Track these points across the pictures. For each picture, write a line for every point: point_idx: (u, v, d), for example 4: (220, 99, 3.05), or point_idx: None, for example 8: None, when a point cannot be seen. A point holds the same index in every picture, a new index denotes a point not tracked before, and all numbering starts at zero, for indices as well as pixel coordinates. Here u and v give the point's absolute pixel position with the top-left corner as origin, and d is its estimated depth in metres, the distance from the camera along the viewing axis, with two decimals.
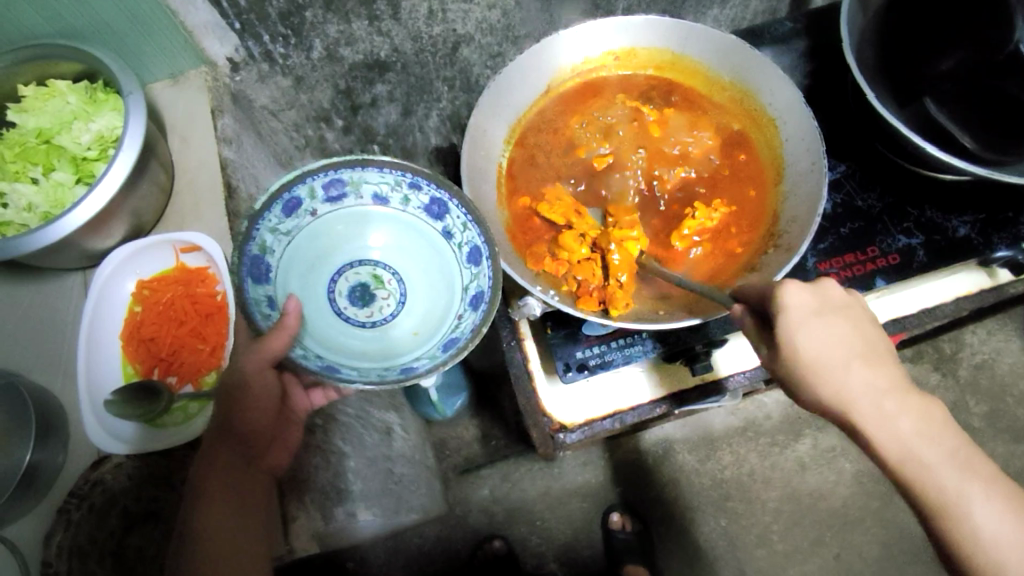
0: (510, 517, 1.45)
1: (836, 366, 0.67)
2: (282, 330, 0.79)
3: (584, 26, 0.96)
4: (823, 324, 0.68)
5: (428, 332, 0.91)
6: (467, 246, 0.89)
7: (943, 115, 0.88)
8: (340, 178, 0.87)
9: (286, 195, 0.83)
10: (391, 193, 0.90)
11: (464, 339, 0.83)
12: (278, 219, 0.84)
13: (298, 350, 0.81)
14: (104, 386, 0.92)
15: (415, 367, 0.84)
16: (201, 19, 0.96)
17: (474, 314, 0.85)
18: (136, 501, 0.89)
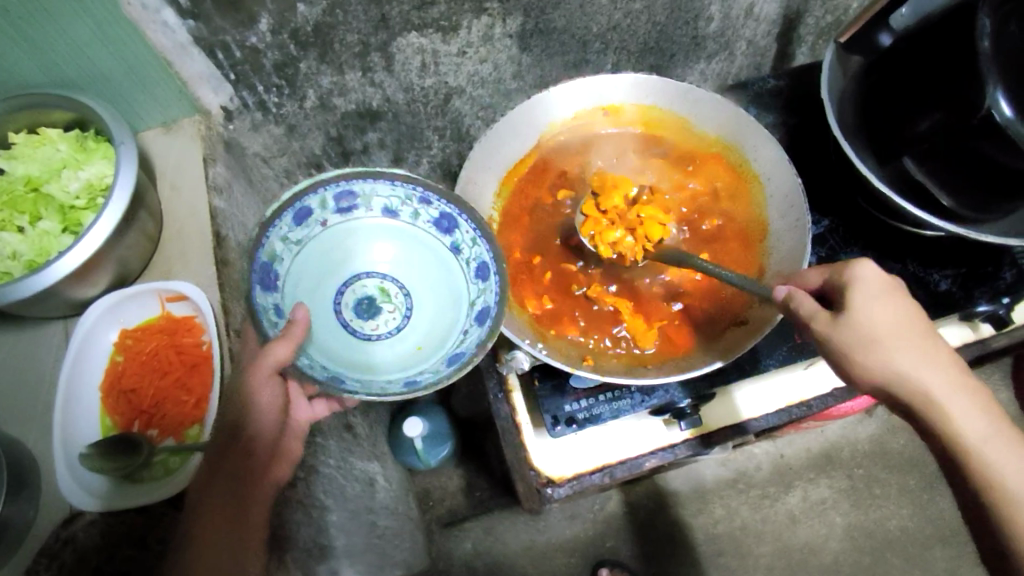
0: (494, 571, 1.42)
1: (891, 344, 0.72)
2: (286, 337, 0.79)
3: (573, 83, 0.98)
4: (880, 303, 0.73)
5: (431, 347, 0.91)
6: (475, 261, 0.90)
7: (922, 173, 0.90)
8: (351, 190, 0.88)
9: (298, 203, 0.85)
10: (401, 207, 0.92)
11: (468, 353, 0.84)
12: (289, 228, 0.86)
13: (303, 359, 0.83)
14: (79, 438, 0.90)
15: (419, 379, 0.85)
16: (197, 70, 0.97)
17: (479, 328, 0.86)
18: (110, 561, 0.83)
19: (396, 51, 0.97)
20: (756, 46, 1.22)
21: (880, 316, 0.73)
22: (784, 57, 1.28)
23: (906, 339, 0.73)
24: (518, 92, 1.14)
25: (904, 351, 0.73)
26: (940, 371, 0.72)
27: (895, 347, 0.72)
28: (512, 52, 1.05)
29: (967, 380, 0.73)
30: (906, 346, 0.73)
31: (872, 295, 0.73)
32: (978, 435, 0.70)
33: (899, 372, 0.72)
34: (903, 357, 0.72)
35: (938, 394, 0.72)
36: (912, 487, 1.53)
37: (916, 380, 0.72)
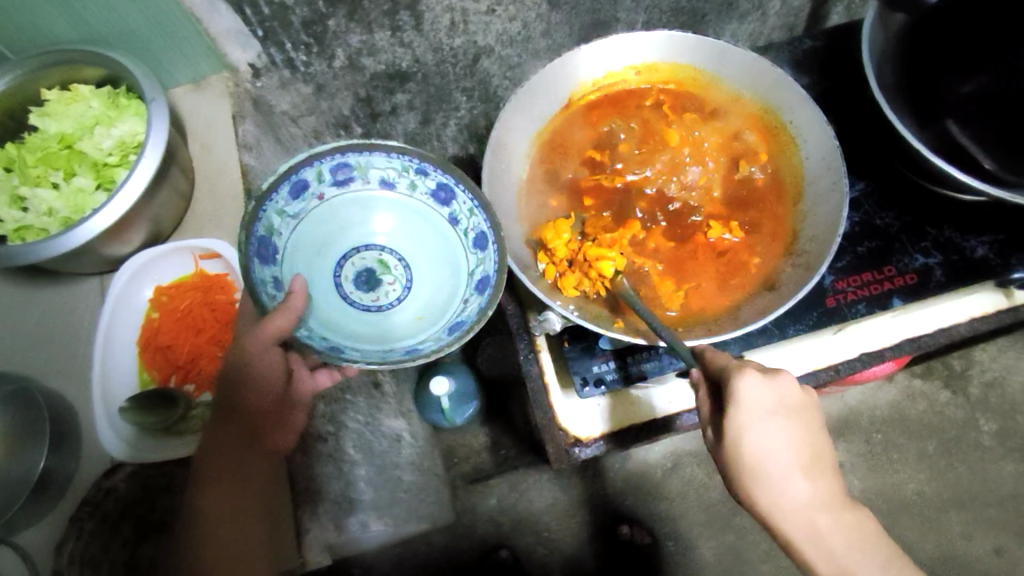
0: (517, 526, 1.44)
1: (777, 476, 0.71)
2: (285, 309, 0.81)
3: (606, 40, 0.96)
4: (771, 427, 0.70)
5: (432, 318, 0.93)
6: (473, 231, 0.91)
7: (966, 136, 0.88)
8: (347, 163, 0.90)
9: (293, 176, 0.86)
10: (398, 178, 0.93)
11: (471, 320, 0.86)
12: (285, 201, 0.87)
13: (303, 331, 0.84)
14: (118, 393, 0.93)
15: (420, 348, 0.87)
16: (226, 27, 0.96)
17: (480, 297, 0.88)
18: (151, 510, 0.88)
19: (425, 9, 0.96)
20: (791, 6, 1.19)
21: (760, 445, 0.70)
22: (819, 18, 1.25)
23: (791, 468, 0.71)
24: (547, 52, 1.12)
25: (787, 481, 0.71)
26: (817, 497, 0.71)
27: (768, 479, 0.71)
28: (542, 11, 1.03)
29: (842, 505, 0.72)
30: (791, 473, 0.71)
31: (754, 415, 0.70)
32: (850, 570, 0.69)
33: (776, 505, 0.71)
34: (783, 488, 0.71)
35: (807, 527, 0.70)
36: (930, 451, 1.55)
37: (788, 514, 0.71)
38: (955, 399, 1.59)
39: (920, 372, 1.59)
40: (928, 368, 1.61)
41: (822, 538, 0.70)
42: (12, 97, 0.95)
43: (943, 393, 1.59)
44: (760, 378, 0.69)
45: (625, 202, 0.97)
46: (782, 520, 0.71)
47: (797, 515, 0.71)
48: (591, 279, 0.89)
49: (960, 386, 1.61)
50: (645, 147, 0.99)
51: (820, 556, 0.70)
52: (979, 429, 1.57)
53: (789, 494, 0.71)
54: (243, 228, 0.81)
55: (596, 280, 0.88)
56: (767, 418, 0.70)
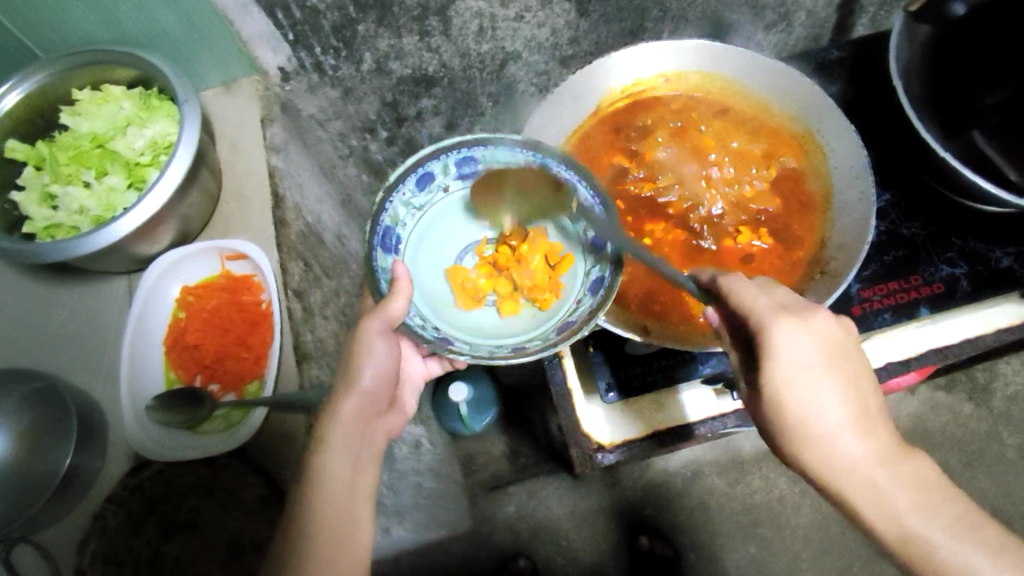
0: (536, 536, 1.44)
1: (818, 437, 0.65)
2: (400, 292, 0.74)
3: (636, 48, 0.97)
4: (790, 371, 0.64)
5: (545, 315, 0.82)
6: (594, 227, 0.80)
7: (990, 148, 0.90)
8: (472, 157, 0.80)
9: (422, 167, 0.78)
10: (524, 171, 0.82)
11: (582, 320, 0.76)
12: (411, 193, 0.80)
13: (414, 317, 0.77)
14: (147, 390, 0.93)
15: (527, 346, 0.77)
16: (257, 30, 0.97)
17: (593, 299, 0.77)
18: (176, 509, 0.88)
19: (454, 15, 0.97)
20: (816, 17, 1.19)
21: (802, 401, 0.65)
22: (843, 28, 1.25)
23: (820, 426, 0.65)
24: (574, 60, 1.13)
25: (835, 440, 0.65)
26: (874, 452, 0.65)
27: (832, 440, 0.65)
28: (569, 18, 1.04)
29: (923, 475, 0.65)
30: (844, 431, 0.65)
31: (790, 361, 0.64)
32: (940, 547, 0.63)
33: (819, 466, 0.66)
34: (818, 447, 0.65)
35: (860, 480, 0.64)
36: (953, 465, 1.54)
37: (869, 485, 0.64)
38: (979, 411, 1.58)
39: (943, 384, 1.58)
40: (951, 381, 1.60)
41: (869, 502, 0.64)
42: (44, 96, 0.96)
43: (966, 406, 1.58)
44: (793, 326, 0.65)
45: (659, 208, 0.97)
46: (841, 484, 0.65)
47: (857, 481, 0.64)
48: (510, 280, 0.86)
49: (983, 399, 1.59)
50: (676, 156, 1.00)
51: (895, 528, 0.64)
52: (1002, 442, 1.56)
53: (834, 456, 0.65)
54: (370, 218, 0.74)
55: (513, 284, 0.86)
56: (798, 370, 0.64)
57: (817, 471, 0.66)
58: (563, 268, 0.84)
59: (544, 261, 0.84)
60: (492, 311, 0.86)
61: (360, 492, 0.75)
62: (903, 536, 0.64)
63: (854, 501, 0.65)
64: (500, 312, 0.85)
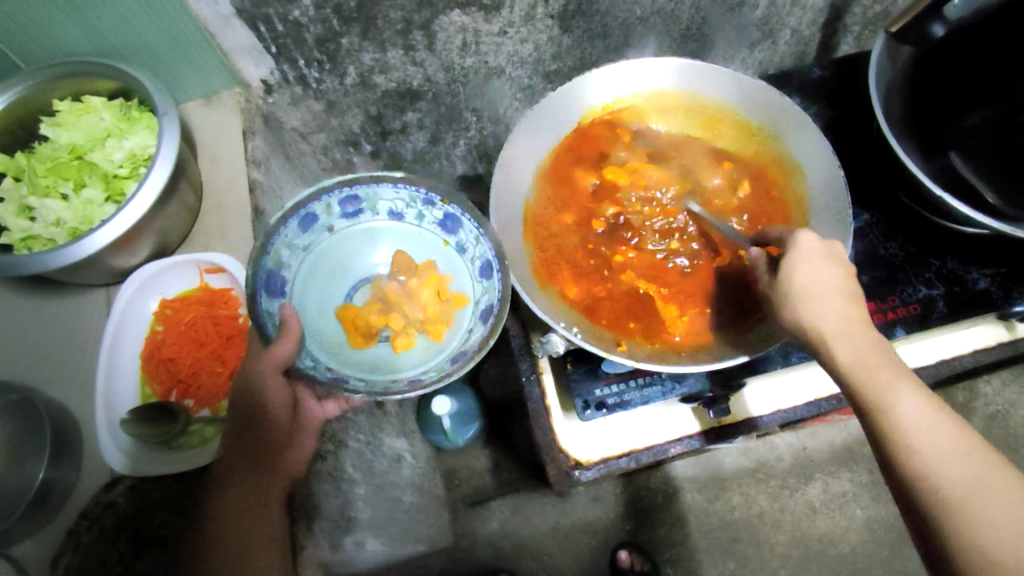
0: (517, 551, 1.43)
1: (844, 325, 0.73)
2: (287, 336, 0.78)
3: (615, 66, 0.97)
4: (820, 266, 0.75)
5: (439, 345, 0.90)
6: (479, 260, 0.91)
7: (967, 170, 0.88)
8: (355, 195, 0.90)
9: (303, 210, 0.87)
10: (406, 209, 0.93)
11: (473, 348, 0.85)
12: (294, 234, 0.88)
13: (307, 359, 0.83)
14: (121, 404, 0.93)
15: (422, 378, 0.86)
16: (238, 42, 0.97)
17: (483, 327, 0.86)
18: (147, 525, 0.88)
19: (438, 30, 0.96)
20: (801, 35, 1.19)
21: (813, 281, 0.74)
22: (827, 47, 1.25)
23: (823, 294, 0.74)
24: (557, 74, 1.13)
25: (823, 301, 0.74)
26: (848, 328, 0.73)
27: (813, 305, 0.74)
28: (553, 34, 1.03)
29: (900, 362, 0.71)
30: (827, 302, 0.74)
31: (809, 257, 0.75)
32: (907, 420, 0.66)
33: (806, 318, 0.74)
34: (810, 307, 0.73)
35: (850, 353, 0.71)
36: None
37: (852, 348, 0.71)
38: None
39: None
40: None
41: (860, 363, 0.70)
42: (23, 107, 0.95)
43: None
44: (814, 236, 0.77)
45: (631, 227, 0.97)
46: (822, 328, 0.73)
47: (846, 352, 0.71)
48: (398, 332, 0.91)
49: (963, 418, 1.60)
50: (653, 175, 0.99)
51: (875, 391, 0.68)
52: None
53: (827, 314, 0.73)
54: (250, 259, 0.81)
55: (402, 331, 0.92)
56: (817, 258, 0.75)
57: (801, 323, 0.74)
58: (454, 302, 0.92)
59: (434, 292, 0.93)
60: (386, 346, 0.92)
61: (256, 527, 0.80)
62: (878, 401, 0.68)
63: (837, 362, 0.72)
64: (392, 346, 0.91)
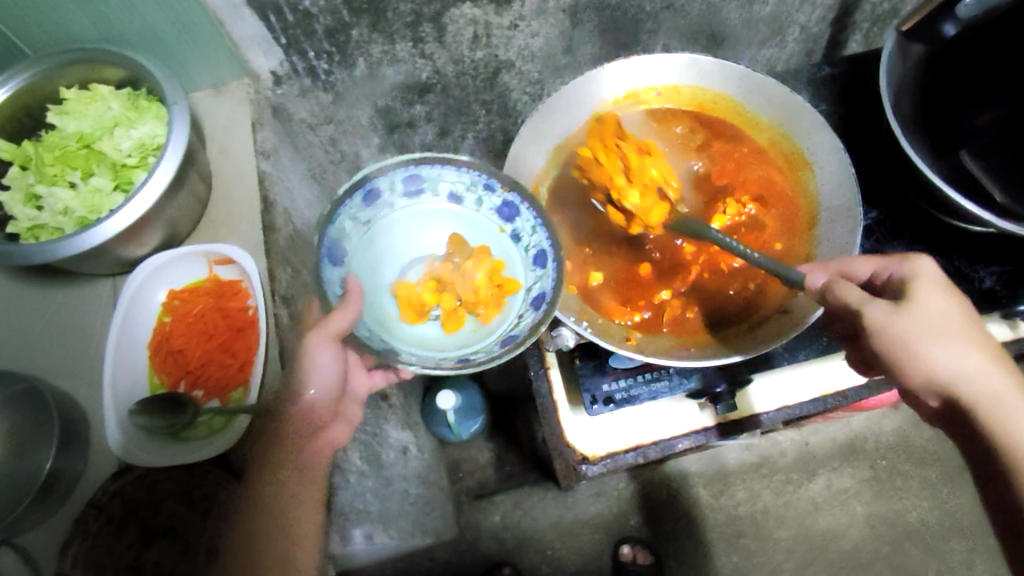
0: (520, 543, 1.43)
1: (968, 360, 0.70)
2: (347, 306, 0.80)
3: (628, 61, 0.97)
4: (939, 297, 0.72)
5: (488, 329, 0.90)
6: (534, 248, 0.91)
7: (977, 167, 0.88)
8: (419, 175, 0.91)
9: (368, 184, 0.88)
10: (466, 194, 0.93)
11: (523, 335, 0.84)
12: (357, 208, 0.89)
13: (365, 329, 0.84)
14: (129, 396, 0.92)
15: (471, 357, 0.85)
16: (248, 32, 0.96)
17: (535, 313, 0.86)
18: (155, 515, 0.90)
19: (448, 22, 0.96)
20: (810, 32, 1.20)
21: (940, 312, 0.71)
22: (836, 45, 1.25)
23: (960, 335, 0.71)
24: (567, 69, 1.12)
25: (949, 340, 0.70)
26: (977, 364, 0.70)
27: (942, 342, 0.70)
28: (563, 28, 1.03)
29: None
30: (955, 337, 0.71)
31: (931, 289, 0.72)
32: None
33: (935, 366, 0.70)
34: (940, 354, 0.70)
35: (985, 389, 0.69)
36: (934, 479, 1.52)
37: (1004, 404, 0.68)
38: None
39: None
40: None
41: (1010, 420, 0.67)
42: (31, 94, 0.95)
43: None
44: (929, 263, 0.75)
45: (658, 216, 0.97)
46: (966, 379, 0.70)
47: (992, 405, 0.69)
48: (450, 313, 0.92)
49: None
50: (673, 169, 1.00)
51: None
52: None
53: (962, 361, 0.70)
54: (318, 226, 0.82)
55: (453, 310, 0.92)
56: (938, 290, 0.72)
57: (939, 370, 0.70)
58: (506, 287, 0.91)
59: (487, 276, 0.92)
60: (434, 326, 0.92)
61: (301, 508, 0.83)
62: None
63: (983, 415, 0.69)
64: (441, 326, 0.92)
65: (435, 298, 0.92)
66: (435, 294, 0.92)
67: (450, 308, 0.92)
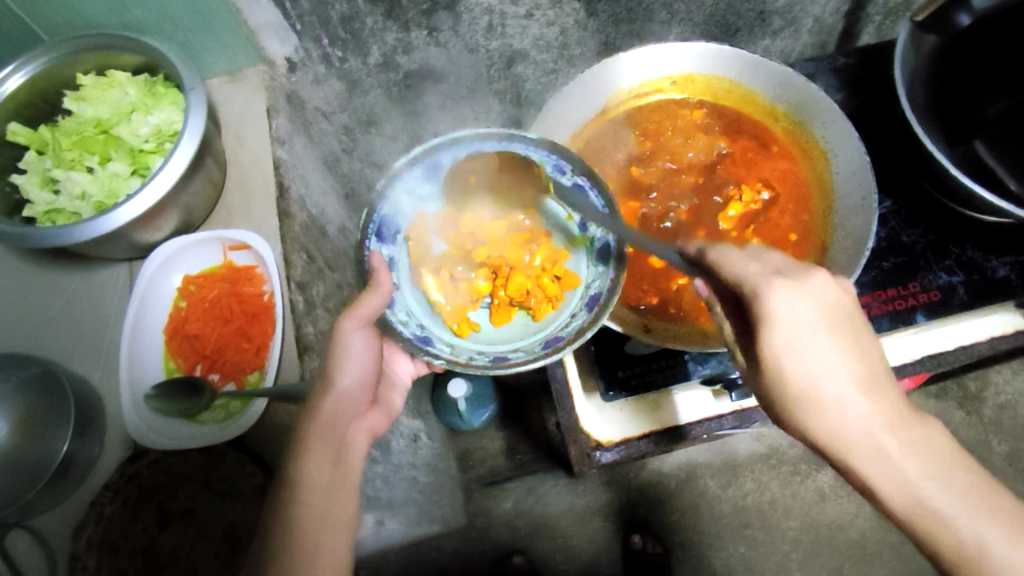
0: (534, 531, 1.44)
1: (828, 415, 0.63)
2: (378, 289, 0.76)
3: (645, 49, 0.97)
4: (803, 345, 0.63)
5: (539, 324, 0.84)
6: (599, 241, 0.84)
7: (992, 157, 0.89)
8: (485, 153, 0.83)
9: (428, 157, 0.81)
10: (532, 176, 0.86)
11: (569, 336, 0.79)
12: (416, 183, 0.82)
13: (399, 314, 0.80)
14: (146, 379, 0.94)
15: (510, 356, 0.80)
16: (264, 20, 0.97)
17: (587, 314, 0.80)
18: (173, 497, 0.91)
19: (464, 10, 0.96)
20: (823, 24, 1.20)
21: (792, 361, 0.63)
22: (849, 36, 1.25)
23: (831, 388, 0.63)
24: (582, 59, 1.12)
25: (832, 400, 0.62)
26: (855, 417, 0.62)
27: (805, 401, 0.63)
28: (579, 17, 1.03)
29: (977, 487, 0.60)
30: (850, 395, 0.62)
31: (789, 326, 0.63)
32: (1002, 556, 0.57)
33: (813, 426, 0.64)
34: (813, 414, 0.63)
35: (856, 447, 0.62)
36: None
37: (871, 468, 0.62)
38: (969, 420, 1.52)
39: (934, 392, 1.53)
40: (943, 389, 1.54)
41: (892, 492, 0.61)
42: (47, 80, 0.95)
43: (957, 414, 1.53)
44: (791, 290, 0.63)
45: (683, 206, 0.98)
46: (851, 437, 0.62)
47: (885, 468, 0.61)
48: (500, 306, 0.85)
49: (973, 408, 1.54)
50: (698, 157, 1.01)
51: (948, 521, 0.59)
52: (991, 450, 1.50)
53: (833, 418, 0.63)
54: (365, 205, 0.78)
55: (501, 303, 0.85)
56: (800, 339, 0.63)
57: (818, 432, 0.64)
58: (566, 282, 0.84)
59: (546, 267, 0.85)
60: (484, 314, 0.87)
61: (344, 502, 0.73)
62: (938, 517, 0.59)
63: (864, 480, 0.63)
64: (490, 316, 0.86)
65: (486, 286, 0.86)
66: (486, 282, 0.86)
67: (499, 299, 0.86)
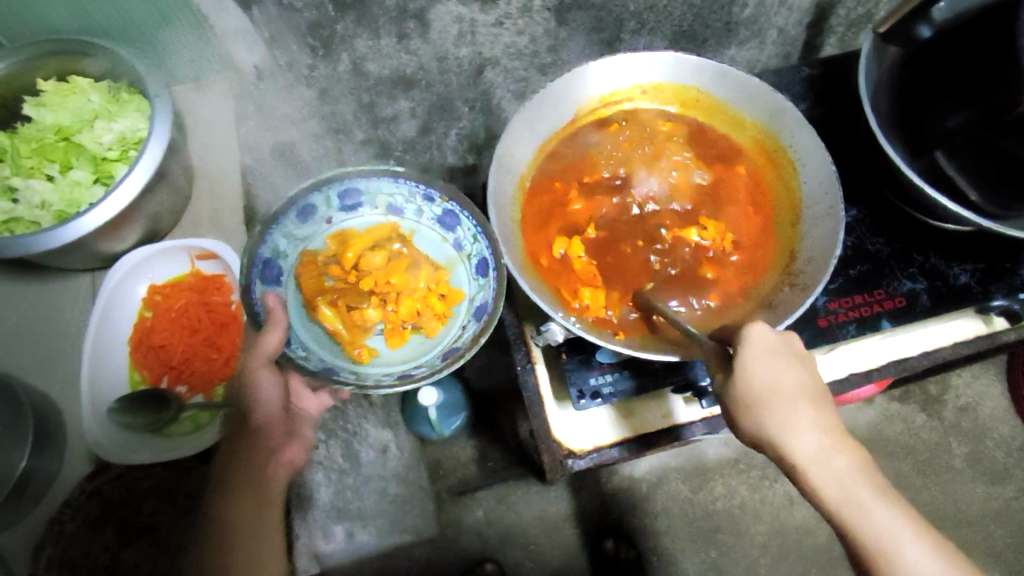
0: (504, 541, 1.43)
1: (791, 422, 0.68)
2: (273, 327, 0.82)
3: (615, 58, 0.97)
4: (769, 360, 0.69)
5: (433, 340, 0.95)
6: (476, 257, 0.96)
7: (953, 167, 0.90)
8: (354, 188, 0.96)
9: (301, 202, 0.92)
10: (405, 204, 0.99)
11: (463, 347, 0.89)
12: (293, 225, 0.93)
13: (297, 350, 0.88)
14: (109, 394, 0.91)
15: (414, 372, 0.90)
16: (232, 26, 0.98)
17: (476, 324, 0.91)
18: (137, 514, 0.90)
19: (434, 18, 0.97)
20: (789, 35, 1.22)
21: (776, 375, 0.69)
22: (812, 47, 1.27)
23: (794, 402, 0.69)
24: (552, 68, 1.11)
25: (790, 413, 0.69)
26: (814, 428, 0.69)
27: (779, 412, 0.68)
28: (549, 27, 1.02)
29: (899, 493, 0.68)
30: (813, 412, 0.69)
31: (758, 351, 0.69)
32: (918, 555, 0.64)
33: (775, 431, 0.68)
34: (790, 425, 0.68)
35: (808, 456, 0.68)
36: (905, 473, 1.52)
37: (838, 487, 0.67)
38: (931, 422, 1.55)
39: (897, 396, 1.55)
40: (906, 392, 1.57)
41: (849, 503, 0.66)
42: (8, 84, 0.93)
43: (919, 416, 1.56)
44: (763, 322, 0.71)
45: (635, 217, 0.98)
46: (783, 447, 0.68)
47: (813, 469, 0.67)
48: (390, 330, 0.95)
49: (935, 410, 1.57)
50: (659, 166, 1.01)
51: (871, 530, 0.65)
52: (951, 452, 1.54)
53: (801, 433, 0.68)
54: (246, 251, 0.86)
55: (392, 327, 0.95)
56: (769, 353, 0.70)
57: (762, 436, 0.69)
58: (451, 297, 0.96)
59: (425, 285, 0.96)
60: (380, 340, 0.95)
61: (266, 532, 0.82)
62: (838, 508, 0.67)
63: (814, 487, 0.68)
64: (386, 340, 0.95)
65: (374, 311, 0.94)
66: (375, 306, 0.94)
67: (387, 323, 0.95)
